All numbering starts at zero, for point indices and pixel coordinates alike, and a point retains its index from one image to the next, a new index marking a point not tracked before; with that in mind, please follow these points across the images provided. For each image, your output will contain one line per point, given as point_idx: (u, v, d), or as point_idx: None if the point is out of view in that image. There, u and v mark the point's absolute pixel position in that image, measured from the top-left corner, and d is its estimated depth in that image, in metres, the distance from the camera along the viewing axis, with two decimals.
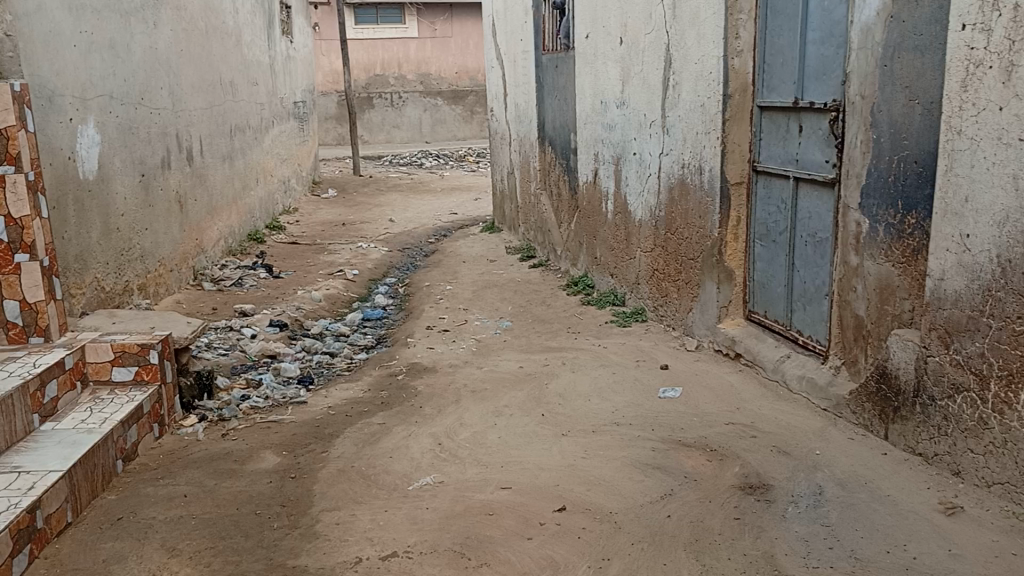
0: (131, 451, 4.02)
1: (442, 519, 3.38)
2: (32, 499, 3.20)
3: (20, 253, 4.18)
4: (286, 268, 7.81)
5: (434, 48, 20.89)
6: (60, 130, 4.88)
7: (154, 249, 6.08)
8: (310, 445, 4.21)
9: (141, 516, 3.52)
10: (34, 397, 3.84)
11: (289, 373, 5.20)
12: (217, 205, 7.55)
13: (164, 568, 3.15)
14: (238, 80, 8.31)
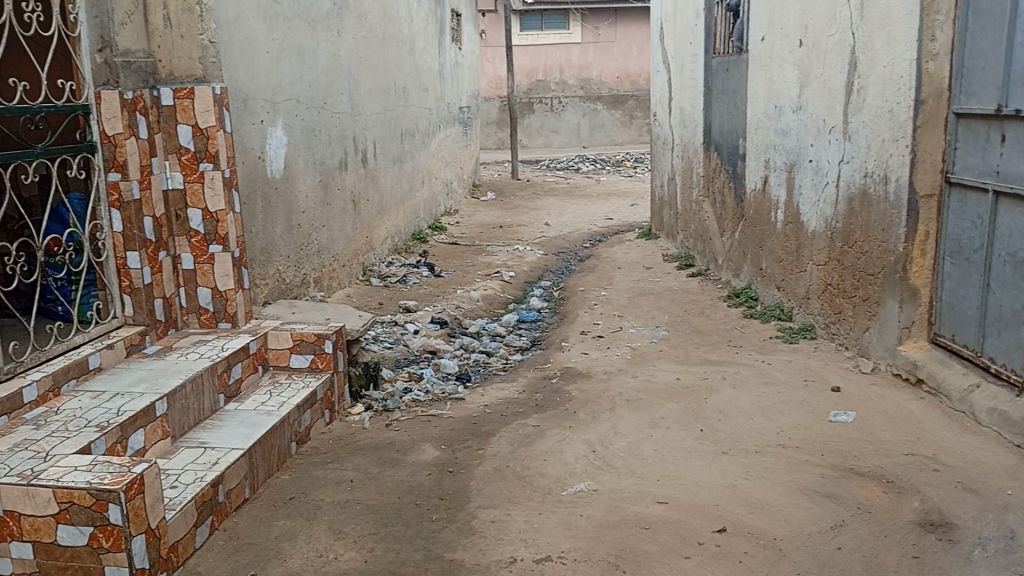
0: (304, 435, 4.26)
1: (597, 528, 3.34)
2: (215, 474, 3.46)
3: (214, 245, 4.53)
4: (447, 267, 8.05)
5: (596, 53, 20.90)
6: (252, 131, 5.25)
7: (330, 245, 6.43)
8: (467, 441, 4.30)
9: (310, 498, 3.72)
10: (221, 378, 4.16)
11: (448, 369, 5.33)
12: (387, 205, 7.90)
13: (331, 549, 3.31)
14: (410, 86, 8.66)
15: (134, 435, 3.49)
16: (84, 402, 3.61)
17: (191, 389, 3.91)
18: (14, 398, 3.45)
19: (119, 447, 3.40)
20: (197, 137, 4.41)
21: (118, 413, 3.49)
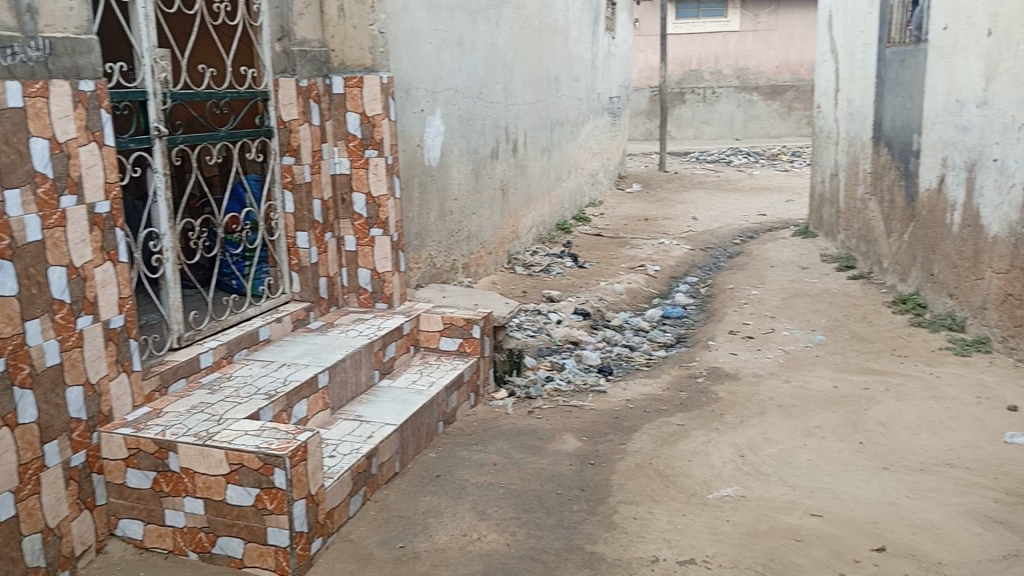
0: (451, 415, 4.39)
1: (744, 535, 3.24)
2: (370, 447, 3.63)
3: (375, 229, 4.74)
4: (591, 259, 8.03)
5: (755, 42, 20.13)
6: (413, 120, 5.43)
7: (479, 233, 6.57)
8: (609, 435, 4.28)
9: (456, 477, 3.83)
10: (377, 355, 4.35)
11: (590, 361, 5.32)
12: (534, 195, 7.97)
13: (474, 529, 3.39)
14: (562, 76, 8.68)
15: (297, 404, 3.71)
16: (254, 370, 3.88)
17: (350, 364, 4.11)
18: (193, 362, 3.75)
19: (284, 415, 3.62)
20: (364, 124, 4.62)
21: (284, 383, 3.72)
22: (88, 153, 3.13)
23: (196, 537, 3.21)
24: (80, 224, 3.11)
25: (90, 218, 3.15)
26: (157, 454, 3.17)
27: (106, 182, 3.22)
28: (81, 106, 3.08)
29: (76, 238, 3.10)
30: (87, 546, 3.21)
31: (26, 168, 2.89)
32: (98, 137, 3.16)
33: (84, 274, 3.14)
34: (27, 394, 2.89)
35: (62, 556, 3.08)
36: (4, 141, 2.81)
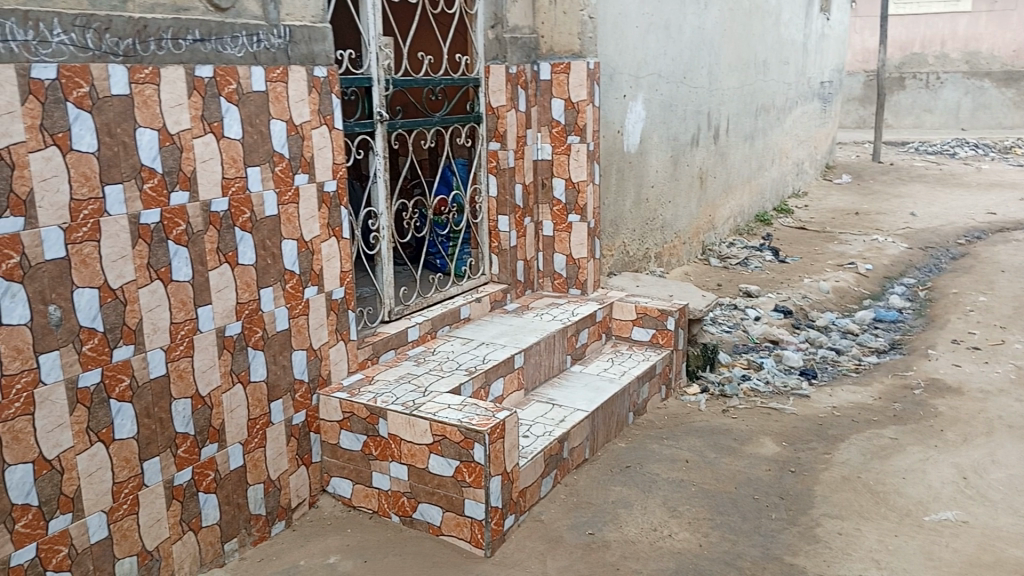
0: (642, 406, 4.33)
1: (966, 565, 2.95)
2: (562, 431, 3.66)
3: (573, 215, 4.76)
4: (793, 253, 7.61)
5: (990, 23, 18.19)
6: (615, 105, 5.40)
7: (674, 221, 6.41)
8: (812, 442, 4.04)
9: (646, 469, 3.78)
10: (570, 340, 4.37)
11: (792, 362, 5.04)
12: (733, 184, 7.66)
13: (665, 525, 3.34)
14: (771, 60, 8.26)
15: (494, 383, 3.81)
16: (455, 347, 4.03)
17: (544, 347, 4.16)
18: (401, 335, 3.96)
19: (482, 392, 3.73)
20: (569, 110, 4.64)
21: (483, 360, 3.84)
22: (320, 135, 3.38)
23: (399, 501, 3.39)
24: (310, 201, 3.37)
25: (319, 195, 3.41)
26: (368, 420, 3.38)
27: (334, 163, 3.46)
28: (315, 91, 3.32)
29: (306, 215, 3.36)
30: (301, 499, 3.49)
31: (267, 147, 3.15)
32: (329, 121, 3.41)
33: (311, 248, 3.40)
34: (259, 355, 3.20)
35: (280, 506, 3.38)
36: (248, 123, 3.06)
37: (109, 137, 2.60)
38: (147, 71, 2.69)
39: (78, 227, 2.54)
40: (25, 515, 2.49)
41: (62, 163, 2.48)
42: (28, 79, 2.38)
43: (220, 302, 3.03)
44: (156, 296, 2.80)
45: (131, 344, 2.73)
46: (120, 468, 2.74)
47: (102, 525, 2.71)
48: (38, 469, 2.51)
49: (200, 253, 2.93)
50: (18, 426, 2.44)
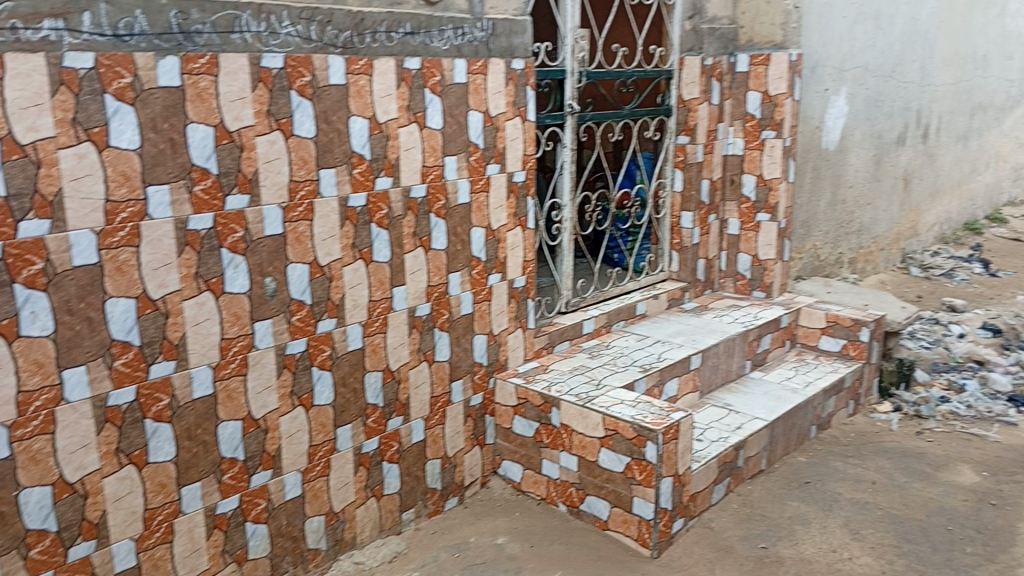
0: (826, 421, 4.11)
1: None
2: (739, 439, 3.55)
3: (762, 213, 4.59)
4: (1006, 267, 6.91)
5: None
6: (815, 98, 5.12)
7: (872, 225, 6.00)
8: (1018, 475, 3.67)
9: (827, 487, 3.60)
10: (751, 345, 4.22)
11: (999, 387, 4.56)
12: (941, 188, 7.05)
13: (845, 547, 3.17)
14: (993, 53, 7.51)
15: (669, 382, 3.75)
16: (630, 342, 4.00)
17: (723, 349, 4.04)
18: (577, 326, 3.99)
19: (656, 390, 3.68)
20: (765, 104, 4.45)
21: (659, 358, 3.79)
22: (513, 126, 3.48)
23: (567, 491, 3.42)
24: (499, 191, 3.49)
25: (508, 185, 3.52)
26: (541, 408, 3.45)
27: (524, 154, 3.56)
28: (512, 83, 3.42)
29: (495, 204, 3.48)
30: (474, 478, 3.62)
31: (464, 138, 3.28)
32: (522, 113, 3.50)
33: (498, 237, 3.52)
34: (444, 336, 3.36)
35: (454, 483, 3.54)
36: (449, 114, 3.20)
37: (326, 124, 2.80)
38: (362, 62, 2.86)
39: (295, 207, 2.75)
40: (232, 468, 2.76)
41: (283, 146, 2.69)
42: (258, 67, 2.58)
43: (413, 283, 3.20)
44: (357, 275, 3.00)
45: (333, 318, 2.95)
46: (316, 432, 2.98)
47: (297, 484, 2.96)
48: (246, 427, 2.76)
49: (398, 236, 3.10)
50: (232, 386, 2.70)
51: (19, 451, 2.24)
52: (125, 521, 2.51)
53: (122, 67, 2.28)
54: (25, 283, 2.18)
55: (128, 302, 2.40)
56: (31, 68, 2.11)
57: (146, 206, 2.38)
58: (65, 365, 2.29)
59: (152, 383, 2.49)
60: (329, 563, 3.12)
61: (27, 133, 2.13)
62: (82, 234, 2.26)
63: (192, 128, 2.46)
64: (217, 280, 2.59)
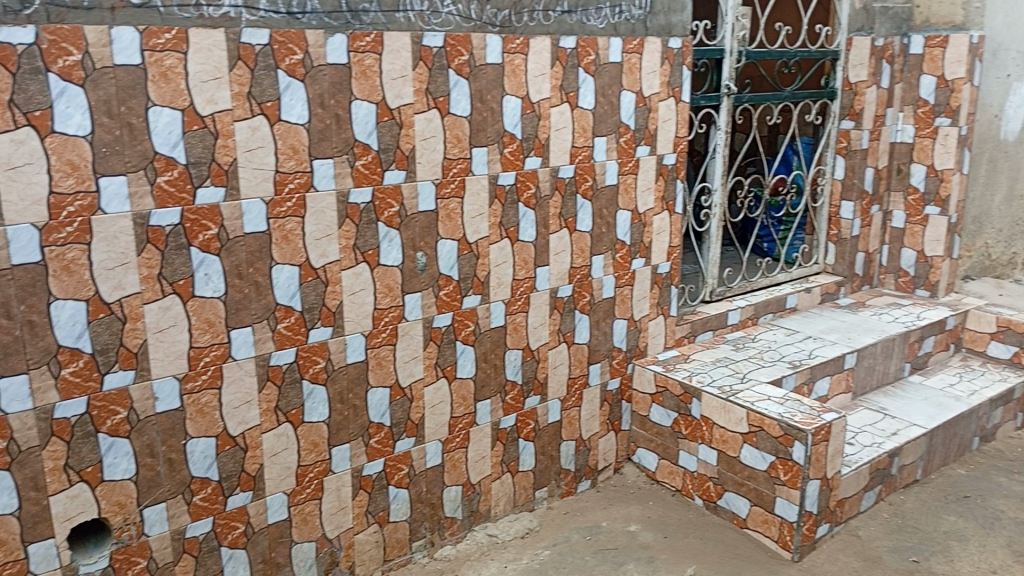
0: (991, 433, 3.81)
1: None
2: (894, 446, 3.35)
3: (931, 206, 4.27)
4: None
5: None
6: (996, 85, 4.71)
7: None
8: None
9: (989, 504, 3.36)
10: (912, 347, 3.95)
11: None
12: None
13: (1006, 569, 2.98)
14: None
15: (820, 381, 3.57)
16: (778, 336, 3.85)
17: (880, 350, 3.80)
18: (722, 317, 3.87)
19: (805, 388, 3.52)
20: (941, 89, 4.12)
21: (809, 355, 3.61)
22: (666, 107, 3.39)
23: (704, 486, 3.37)
24: (649, 173, 3.42)
25: (658, 168, 3.44)
26: (682, 398, 3.38)
27: (676, 136, 3.47)
28: (667, 63, 3.34)
29: (643, 186, 3.41)
30: (608, 463, 3.62)
31: (615, 118, 3.23)
32: (677, 93, 3.41)
33: (644, 220, 3.46)
34: (584, 319, 3.34)
35: (588, 466, 3.54)
36: (601, 94, 3.16)
37: (480, 103, 2.82)
38: (519, 41, 2.87)
39: (447, 183, 2.81)
40: (378, 433, 2.87)
41: (440, 124, 2.74)
42: (419, 46, 2.63)
43: (556, 264, 3.20)
44: (503, 253, 3.03)
45: (478, 295, 3.00)
46: (457, 404, 3.05)
47: (437, 453, 3.04)
48: (393, 394, 2.87)
49: (545, 216, 3.11)
50: (382, 354, 2.80)
51: (188, 403, 2.42)
52: (279, 476, 2.67)
53: (294, 43, 2.39)
54: (200, 247, 2.34)
55: (291, 270, 2.53)
56: (212, 43, 2.24)
57: (311, 178, 2.50)
58: (234, 325, 2.46)
59: (310, 347, 2.63)
60: (464, 533, 3.20)
61: (206, 105, 2.27)
62: (252, 203, 2.40)
63: (356, 105, 2.55)
64: (372, 252, 2.69)
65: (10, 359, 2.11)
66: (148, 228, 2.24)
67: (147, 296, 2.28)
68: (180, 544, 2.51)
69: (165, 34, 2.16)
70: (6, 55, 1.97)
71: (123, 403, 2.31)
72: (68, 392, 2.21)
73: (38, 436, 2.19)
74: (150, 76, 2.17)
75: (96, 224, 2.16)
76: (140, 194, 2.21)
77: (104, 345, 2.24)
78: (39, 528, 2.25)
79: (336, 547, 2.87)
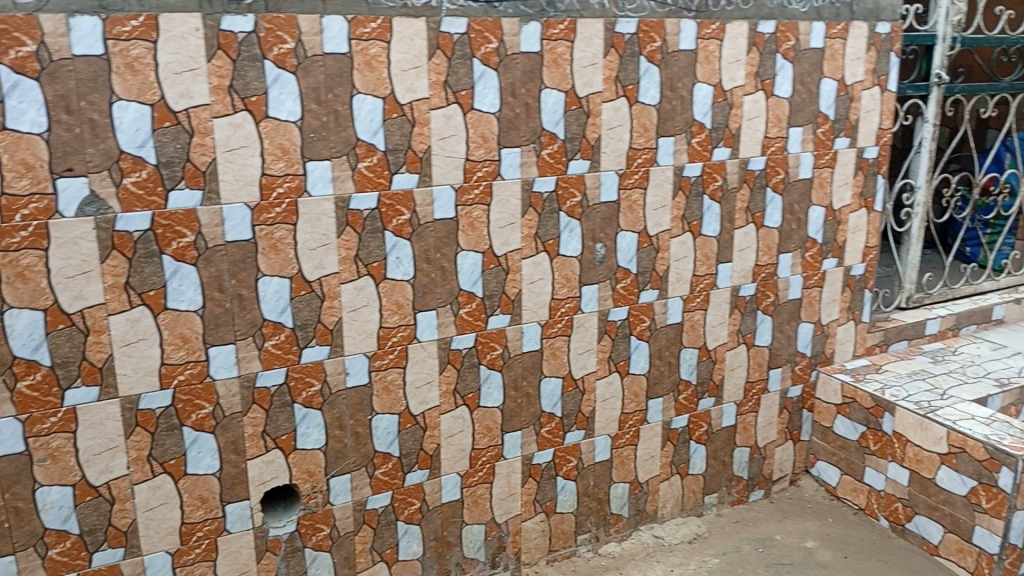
0: None
1: None
2: None
3: None
4: None
5: None
6: None
7: None
8: None
9: None
10: None
11: None
12: None
13: None
14: None
15: None
16: (982, 351, 3.51)
17: None
18: (919, 326, 3.57)
19: (1014, 410, 3.18)
20: None
21: (1020, 373, 3.27)
22: (869, 97, 3.15)
23: (892, 506, 3.13)
24: (846, 167, 3.19)
25: (857, 162, 3.21)
26: (872, 410, 3.15)
27: (879, 128, 3.22)
28: (874, 49, 3.10)
29: (840, 181, 3.19)
30: (784, 474, 3.44)
31: (813, 108, 3.03)
32: (882, 82, 3.16)
33: (838, 218, 3.23)
34: (767, 320, 3.18)
35: (762, 475, 3.38)
36: (799, 82, 2.97)
37: (671, 91, 2.73)
38: (714, 26, 2.75)
39: (631, 174, 2.74)
40: (549, 423, 2.87)
41: (628, 113, 2.68)
42: (612, 33, 2.58)
43: (740, 261, 3.06)
44: (685, 248, 2.92)
45: (656, 290, 2.91)
46: (629, 400, 2.99)
47: (607, 448, 3.00)
48: (565, 385, 2.85)
49: (730, 210, 2.97)
50: (557, 344, 2.79)
51: (375, 380, 2.52)
52: (454, 457, 2.73)
53: (490, 32, 2.40)
54: (394, 231, 2.42)
55: (475, 257, 2.57)
56: (414, 32, 2.30)
57: (499, 166, 2.52)
58: (420, 309, 2.52)
59: (489, 333, 2.66)
60: (630, 531, 3.14)
61: (405, 93, 2.33)
62: (442, 190, 2.45)
63: (546, 93, 2.53)
64: (553, 241, 2.68)
65: (221, 330, 2.27)
66: (347, 211, 2.34)
67: (344, 276, 2.39)
68: (360, 515, 2.62)
69: (371, 23, 2.24)
70: (228, 43, 2.09)
71: (317, 375, 2.43)
72: (270, 363, 2.36)
73: (240, 403, 2.35)
74: (356, 64, 2.25)
75: (302, 207, 2.28)
76: (342, 178, 2.31)
77: (303, 321, 2.37)
78: (236, 489, 2.42)
79: (504, 532, 2.90)
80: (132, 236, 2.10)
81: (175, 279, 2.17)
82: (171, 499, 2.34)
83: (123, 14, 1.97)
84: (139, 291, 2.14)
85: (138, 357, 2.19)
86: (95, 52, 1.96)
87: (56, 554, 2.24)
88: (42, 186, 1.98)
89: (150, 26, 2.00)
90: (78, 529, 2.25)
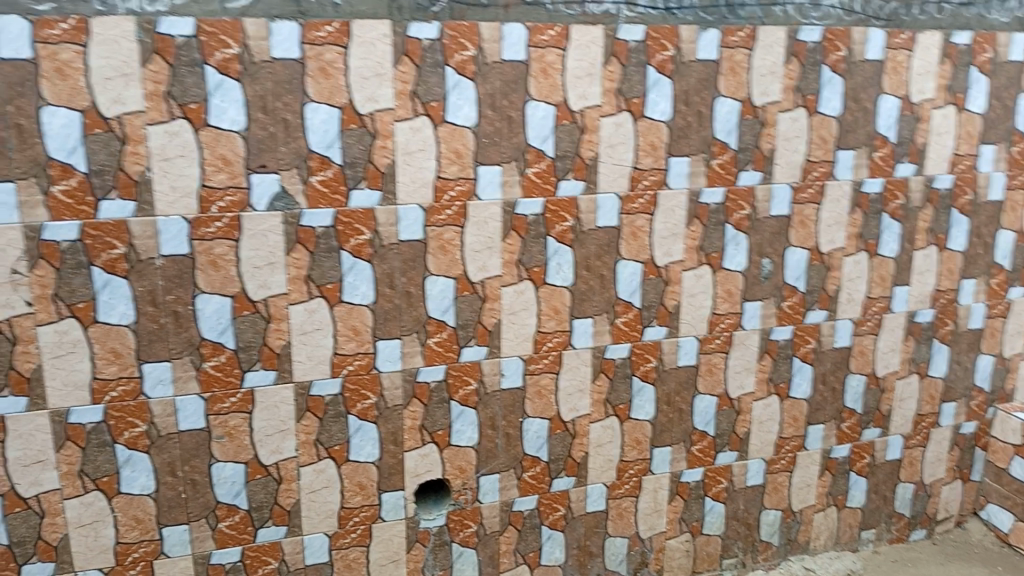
0: None
1: None
2: None
3: None
4: None
5: None
6: None
7: None
8: None
9: None
10: None
11: None
12: None
13: None
14: None
15: None
16: None
17: None
18: None
19: None
20: None
21: None
22: None
23: None
24: None
25: None
26: None
27: None
28: None
29: None
30: (950, 514, 3.20)
31: (1009, 124, 2.80)
32: None
33: None
34: (943, 350, 2.97)
35: (926, 514, 3.15)
36: (996, 96, 2.75)
37: (853, 102, 2.59)
38: (905, 35, 2.59)
39: (804, 188, 2.63)
40: (701, 441, 2.79)
41: (805, 124, 2.57)
42: (793, 41, 2.48)
43: (918, 285, 2.86)
44: (858, 267, 2.77)
45: (824, 310, 2.78)
46: (787, 425, 2.86)
47: (760, 472, 2.89)
48: (720, 404, 2.77)
49: (911, 231, 2.79)
50: (714, 360, 2.71)
51: (529, 383, 2.54)
52: (602, 467, 2.70)
53: (667, 39, 2.37)
54: (556, 237, 2.42)
55: (635, 267, 2.53)
56: (590, 39, 2.30)
57: (666, 176, 2.48)
58: (577, 316, 2.52)
59: (644, 344, 2.62)
60: (778, 560, 3.01)
61: (578, 100, 2.33)
62: (607, 198, 2.44)
63: (720, 102, 2.47)
64: (717, 255, 2.60)
65: (389, 324, 2.35)
66: (514, 216, 2.37)
67: (506, 279, 2.42)
68: (506, 515, 2.65)
69: (550, 30, 2.26)
70: (414, 49, 2.17)
71: (474, 375, 2.47)
72: (431, 359, 2.42)
73: (402, 396, 2.43)
74: (532, 71, 2.27)
75: (471, 209, 2.32)
76: (510, 183, 2.34)
77: (465, 321, 2.42)
78: (393, 479, 2.50)
79: (648, 548, 2.85)
80: (315, 231, 2.21)
81: (351, 273, 2.27)
82: (332, 483, 2.44)
83: (320, 19, 2.08)
84: (318, 284, 2.25)
85: (313, 346, 2.30)
86: (292, 56, 2.07)
87: (225, 527, 2.39)
88: (238, 180, 2.12)
89: (343, 32, 2.10)
90: (248, 505, 2.39)
